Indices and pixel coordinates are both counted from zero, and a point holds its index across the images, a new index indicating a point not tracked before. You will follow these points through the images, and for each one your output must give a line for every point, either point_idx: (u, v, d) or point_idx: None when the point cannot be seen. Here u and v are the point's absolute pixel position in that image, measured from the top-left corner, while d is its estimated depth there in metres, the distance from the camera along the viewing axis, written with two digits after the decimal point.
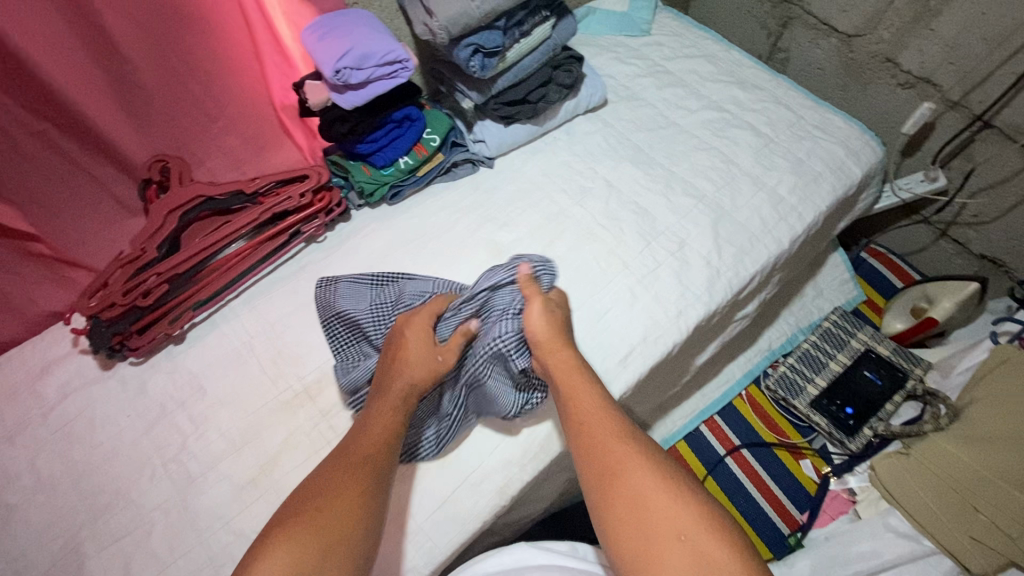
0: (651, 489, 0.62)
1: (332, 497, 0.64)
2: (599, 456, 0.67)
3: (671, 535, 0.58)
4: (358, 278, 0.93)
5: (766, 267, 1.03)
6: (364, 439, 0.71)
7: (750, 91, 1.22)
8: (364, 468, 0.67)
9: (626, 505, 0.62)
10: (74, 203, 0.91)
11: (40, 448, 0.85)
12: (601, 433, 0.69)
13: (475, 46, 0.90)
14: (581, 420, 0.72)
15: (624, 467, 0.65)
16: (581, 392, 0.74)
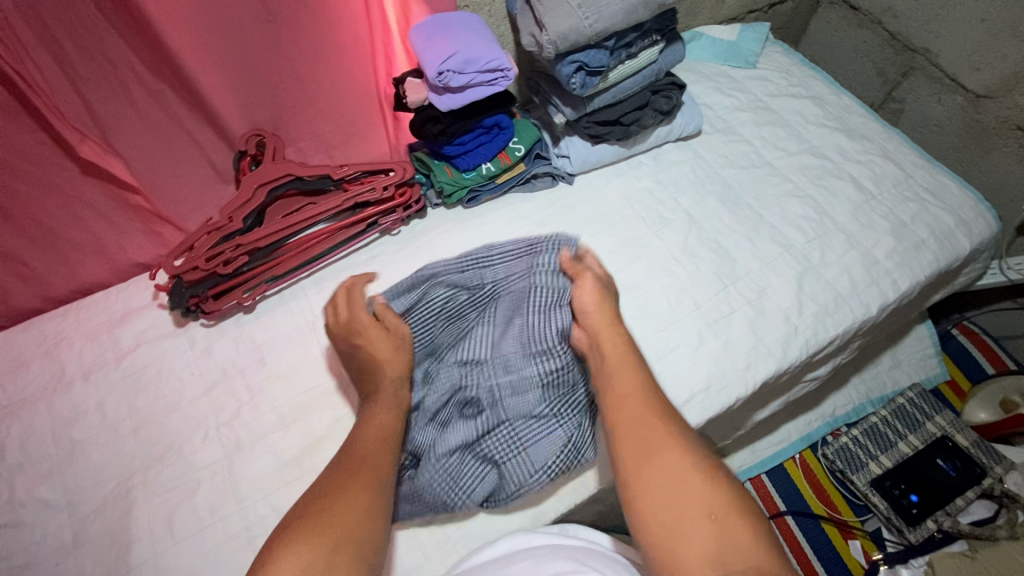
0: (683, 467, 0.60)
1: (340, 492, 0.62)
2: (632, 428, 0.65)
3: (699, 513, 0.56)
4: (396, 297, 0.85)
5: (848, 332, 0.96)
6: (361, 442, 0.70)
7: (856, 141, 1.15)
8: (366, 467, 0.66)
9: (659, 480, 0.60)
10: (175, 164, 0.96)
11: (109, 391, 0.90)
12: (637, 406, 0.67)
13: (580, 64, 0.88)
14: (616, 389, 0.70)
15: (661, 444, 0.62)
16: (624, 369, 0.71)
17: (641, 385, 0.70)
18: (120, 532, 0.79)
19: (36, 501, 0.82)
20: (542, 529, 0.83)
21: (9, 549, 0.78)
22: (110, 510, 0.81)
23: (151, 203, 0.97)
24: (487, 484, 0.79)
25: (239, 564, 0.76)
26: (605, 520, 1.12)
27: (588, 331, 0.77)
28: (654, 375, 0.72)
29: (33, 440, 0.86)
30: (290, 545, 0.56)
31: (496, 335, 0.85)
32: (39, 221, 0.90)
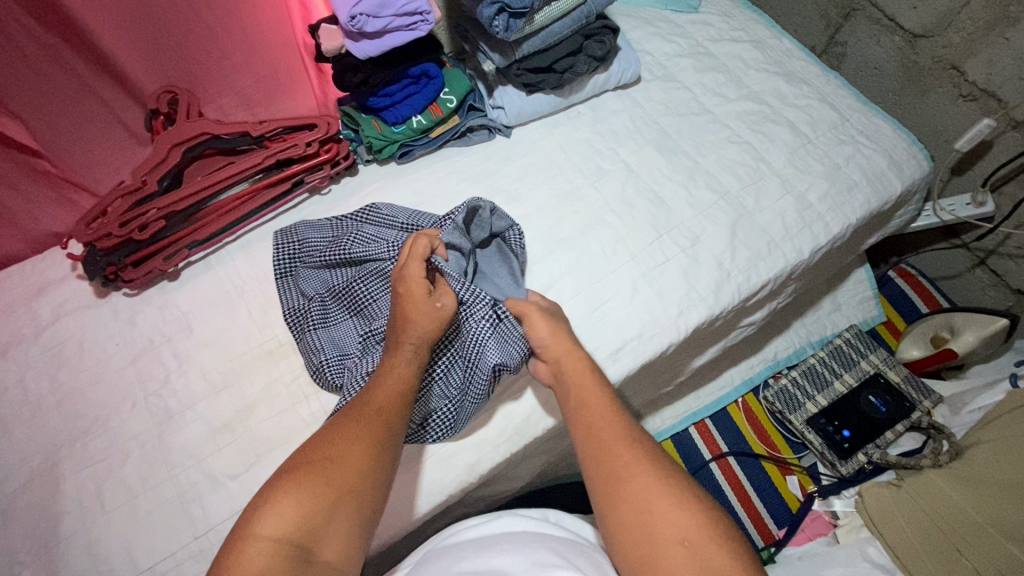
0: (653, 493, 0.61)
1: (346, 442, 0.63)
2: (606, 456, 0.66)
3: (673, 540, 0.58)
4: (314, 236, 0.90)
5: (781, 275, 0.98)
6: (376, 391, 0.69)
7: (796, 85, 1.14)
8: (380, 421, 0.66)
9: (631, 510, 0.61)
10: (82, 126, 0.91)
11: (30, 365, 0.87)
12: (612, 435, 0.67)
13: (501, 4, 0.84)
14: (584, 416, 0.71)
15: (629, 470, 0.64)
16: (588, 391, 0.72)
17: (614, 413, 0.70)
18: (48, 506, 0.78)
19: None
20: (479, 480, 0.83)
21: None
22: (37, 485, 0.79)
23: (58, 168, 0.92)
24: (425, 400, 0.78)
25: (172, 530, 0.76)
26: (552, 470, 1.15)
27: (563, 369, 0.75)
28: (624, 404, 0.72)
29: None
30: (282, 496, 0.58)
31: None
32: None
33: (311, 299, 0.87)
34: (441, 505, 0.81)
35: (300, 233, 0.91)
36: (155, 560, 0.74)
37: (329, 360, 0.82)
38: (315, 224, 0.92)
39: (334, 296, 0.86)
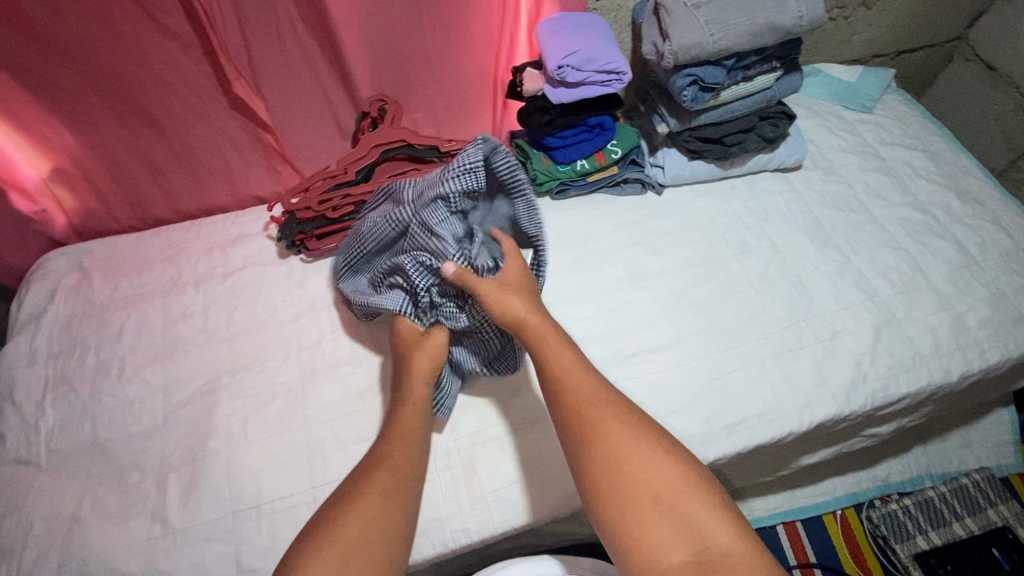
0: (629, 451, 0.65)
1: (363, 498, 0.65)
2: (578, 414, 0.69)
3: (647, 497, 0.62)
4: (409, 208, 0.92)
5: (921, 392, 0.93)
6: (392, 442, 0.73)
7: (969, 204, 1.10)
8: (391, 481, 0.68)
9: (605, 468, 0.64)
10: (306, 114, 1.07)
11: (214, 299, 1.01)
12: (579, 396, 0.70)
13: (695, 78, 0.88)
14: (559, 379, 0.72)
15: (603, 429, 0.67)
16: (556, 351, 0.74)
17: (579, 369, 0.74)
18: (201, 422, 0.89)
19: (140, 380, 0.94)
20: (571, 511, 0.84)
21: (113, 417, 0.91)
22: (197, 402, 0.91)
23: (278, 144, 1.09)
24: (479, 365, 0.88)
25: (296, 474, 0.84)
26: None
27: (520, 322, 0.77)
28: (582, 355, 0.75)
29: (145, 329, 0.99)
30: (314, 546, 0.60)
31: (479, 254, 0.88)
32: (180, 139, 1.04)
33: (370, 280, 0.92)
34: (530, 526, 0.83)
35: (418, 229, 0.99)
36: (277, 497, 0.82)
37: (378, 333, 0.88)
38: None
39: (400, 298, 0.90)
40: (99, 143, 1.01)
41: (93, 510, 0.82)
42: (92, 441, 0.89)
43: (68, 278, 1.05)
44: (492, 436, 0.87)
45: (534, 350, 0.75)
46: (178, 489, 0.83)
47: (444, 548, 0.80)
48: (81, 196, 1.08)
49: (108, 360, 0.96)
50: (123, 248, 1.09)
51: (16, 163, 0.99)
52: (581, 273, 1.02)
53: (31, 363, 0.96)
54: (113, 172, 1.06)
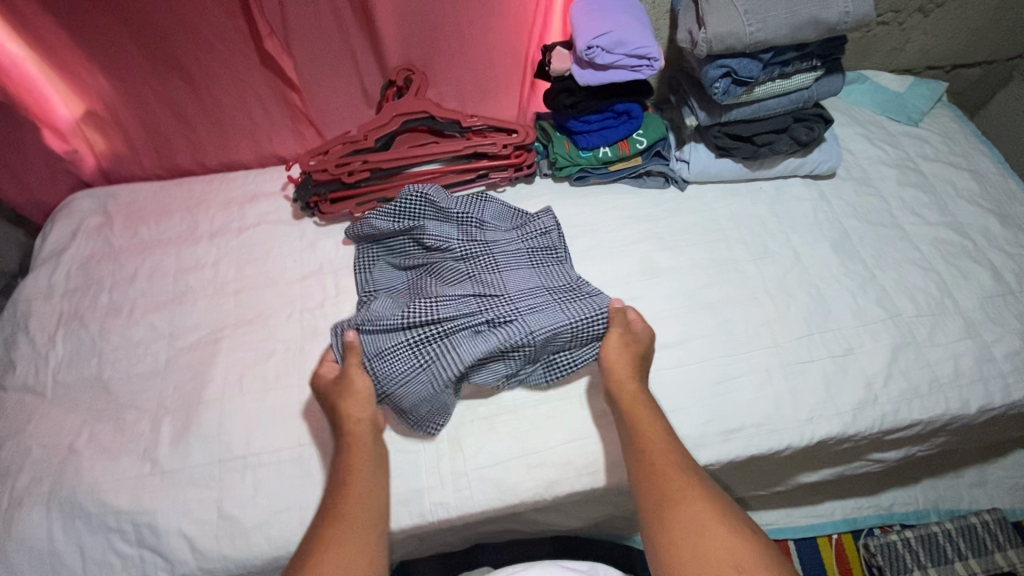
0: (705, 517, 0.66)
1: (329, 553, 0.65)
2: (661, 479, 0.70)
3: (728, 565, 0.62)
4: (429, 217, 0.96)
5: (935, 421, 0.88)
6: (344, 502, 0.71)
7: (1011, 230, 1.03)
8: (352, 529, 0.68)
9: (683, 531, 0.65)
10: (333, 77, 1.07)
11: (226, 253, 1.03)
12: (664, 465, 0.72)
13: (728, 69, 0.84)
14: (643, 446, 0.74)
15: (682, 497, 0.68)
16: (646, 420, 0.76)
17: (666, 439, 0.75)
18: (201, 371, 0.91)
19: (146, 323, 0.96)
20: (554, 500, 0.83)
21: (118, 356, 0.93)
22: (198, 350, 0.93)
23: (303, 104, 1.10)
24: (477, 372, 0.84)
25: (285, 431, 0.84)
26: (610, 525, 1.12)
27: (626, 395, 0.79)
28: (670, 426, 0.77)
29: (157, 275, 1.01)
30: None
31: (503, 268, 0.92)
32: (209, 92, 1.05)
33: (388, 285, 0.95)
34: (510, 509, 0.82)
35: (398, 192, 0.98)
36: (264, 451, 0.83)
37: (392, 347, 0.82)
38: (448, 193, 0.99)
39: (406, 290, 0.94)
40: (132, 89, 1.03)
41: (88, 443, 0.84)
42: (96, 377, 0.91)
43: (90, 219, 1.07)
44: (482, 416, 0.86)
45: (628, 410, 0.78)
46: (171, 433, 0.84)
47: (421, 520, 0.79)
48: (111, 140, 1.10)
49: (119, 302, 0.98)
50: (145, 194, 1.11)
51: (52, 101, 1.02)
52: (592, 262, 1.00)
53: (47, 296, 0.99)
54: (143, 119, 1.08)
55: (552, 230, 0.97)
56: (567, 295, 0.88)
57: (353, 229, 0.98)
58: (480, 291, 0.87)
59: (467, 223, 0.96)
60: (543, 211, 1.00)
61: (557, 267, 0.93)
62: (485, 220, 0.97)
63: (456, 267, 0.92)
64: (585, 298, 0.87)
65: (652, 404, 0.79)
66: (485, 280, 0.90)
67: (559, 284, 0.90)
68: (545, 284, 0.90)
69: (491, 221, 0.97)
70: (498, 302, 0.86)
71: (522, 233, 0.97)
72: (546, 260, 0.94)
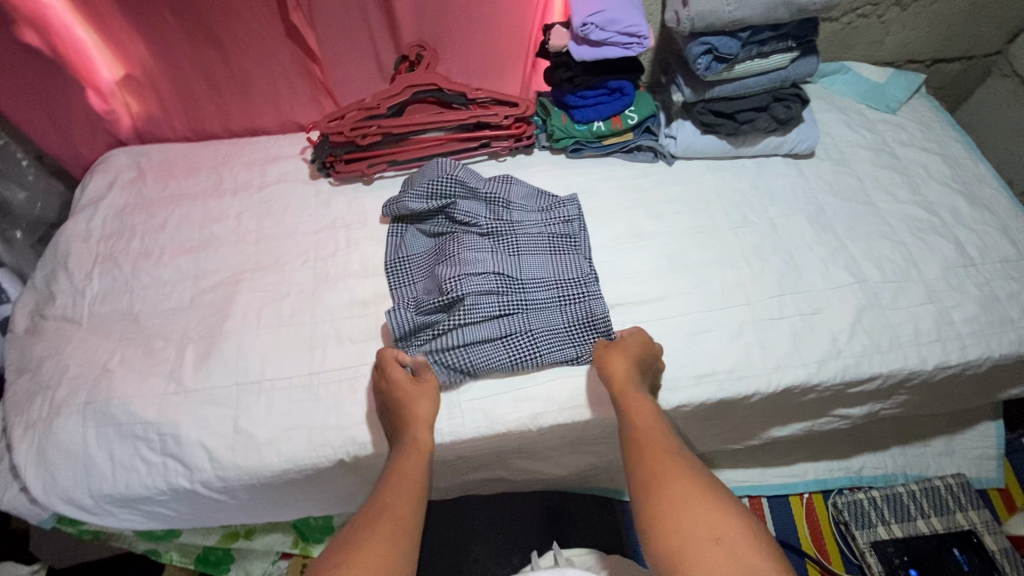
0: (687, 495, 0.71)
1: (378, 532, 0.69)
2: (649, 464, 0.76)
3: (709, 538, 0.67)
4: (459, 197, 1.04)
5: (894, 376, 0.95)
6: (380, 521, 0.71)
7: (977, 210, 1.10)
8: (399, 516, 0.72)
9: (666, 509, 0.71)
10: (351, 50, 1.17)
11: (247, 207, 1.12)
12: (651, 442, 0.79)
13: (709, 47, 0.92)
14: (640, 430, 0.81)
15: (666, 478, 0.74)
16: (640, 408, 0.83)
17: (656, 427, 0.81)
18: (222, 307, 1.00)
19: (174, 265, 1.05)
20: (538, 433, 0.91)
21: (148, 292, 1.03)
22: (221, 289, 1.02)
23: (322, 75, 1.19)
24: (489, 369, 0.91)
25: (297, 361, 0.93)
26: (595, 478, 1.20)
27: (619, 381, 0.85)
28: (665, 418, 0.83)
29: (185, 224, 1.10)
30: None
31: (523, 252, 1.01)
32: (238, 61, 1.16)
33: (413, 252, 1.03)
34: (498, 438, 0.90)
35: (418, 175, 1.07)
36: (277, 377, 0.91)
37: (408, 308, 0.93)
38: (475, 172, 1.08)
39: (429, 254, 1.02)
40: (168, 56, 1.13)
41: (120, 364, 0.93)
42: (127, 310, 1.01)
43: (126, 173, 1.17)
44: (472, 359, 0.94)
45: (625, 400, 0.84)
46: (194, 358, 0.93)
47: None
48: (146, 103, 1.21)
49: (150, 246, 1.08)
50: (176, 154, 1.21)
51: (97, 63, 1.13)
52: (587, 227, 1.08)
53: (85, 238, 1.09)
54: (177, 85, 1.18)
55: (573, 217, 1.06)
56: (573, 288, 0.98)
57: (388, 209, 1.05)
58: (503, 271, 0.97)
59: (495, 204, 1.06)
60: (567, 197, 1.09)
61: (573, 256, 1.02)
62: (508, 205, 1.06)
63: (478, 246, 0.99)
64: (587, 297, 0.98)
65: (644, 392, 0.85)
66: (507, 259, 0.99)
67: (571, 276, 1.00)
68: (558, 274, 1.00)
69: (518, 202, 1.07)
70: (517, 288, 0.97)
71: (542, 219, 1.06)
72: (562, 247, 1.03)
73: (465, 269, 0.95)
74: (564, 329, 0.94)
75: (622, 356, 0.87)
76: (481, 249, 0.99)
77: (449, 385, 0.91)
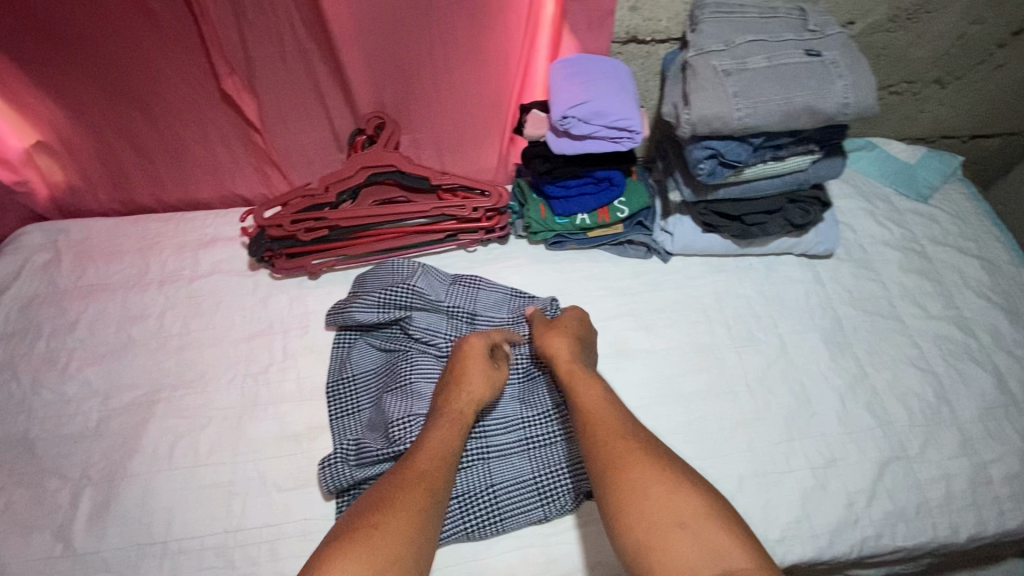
0: (649, 477, 0.64)
1: (394, 511, 0.63)
2: (601, 449, 0.68)
3: (671, 523, 0.60)
4: (417, 306, 0.89)
5: (921, 548, 0.80)
6: (420, 458, 0.70)
7: (1021, 330, 0.95)
8: (417, 490, 0.66)
9: (625, 495, 0.63)
10: (299, 120, 1.01)
11: (173, 303, 0.97)
12: (604, 424, 0.71)
13: (714, 151, 0.76)
14: (584, 411, 0.73)
15: (625, 461, 0.66)
16: (587, 388, 0.76)
17: (607, 406, 0.74)
18: (130, 437, 0.85)
19: (82, 378, 0.90)
20: None
21: (47, 414, 0.88)
22: (130, 414, 0.87)
23: (266, 146, 1.03)
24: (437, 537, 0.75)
25: (212, 514, 0.79)
26: None
27: (566, 370, 0.79)
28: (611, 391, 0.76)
29: (100, 323, 0.95)
30: (343, 554, 0.58)
31: None
32: (169, 129, 1.00)
33: (359, 371, 0.88)
34: None
35: (373, 277, 0.93)
36: (186, 536, 0.77)
37: (346, 458, 0.78)
38: (437, 278, 0.94)
39: (378, 377, 0.87)
40: (86, 120, 0.97)
41: (3, 514, 0.79)
42: (22, 436, 0.86)
43: (38, 255, 1.02)
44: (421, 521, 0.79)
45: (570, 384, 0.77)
46: (90, 508, 0.79)
47: None
48: (66, 172, 1.04)
49: (56, 351, 0.93)
50: (99, 231, 1.05)
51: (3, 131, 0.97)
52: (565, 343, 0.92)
53: None
54: (100, 152, 1.02)
55: None
56: (540, 431, 0.84)
57: (334, 316, 0.91)
58: None
59: (458, 317, 0.91)
60: (548, 301, 0.93)
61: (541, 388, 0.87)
62: (476, 317, 0.91)
63: (432, 376, 0.85)
64: (557, 441, 0.83)
65: (593, 376, 0.78)
66: None
67: (536, 412, 0.85)
68: (522, 412, 0.85)
69: (485, 313, 0.91)
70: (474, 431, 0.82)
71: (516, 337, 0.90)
72: (529, 378, 0.88)
73: (416, 404, 0.81)
74: (528, 479, 0.79)
75: (558, 339, 0.82)
76: (436, 378, 0.86)
77: None
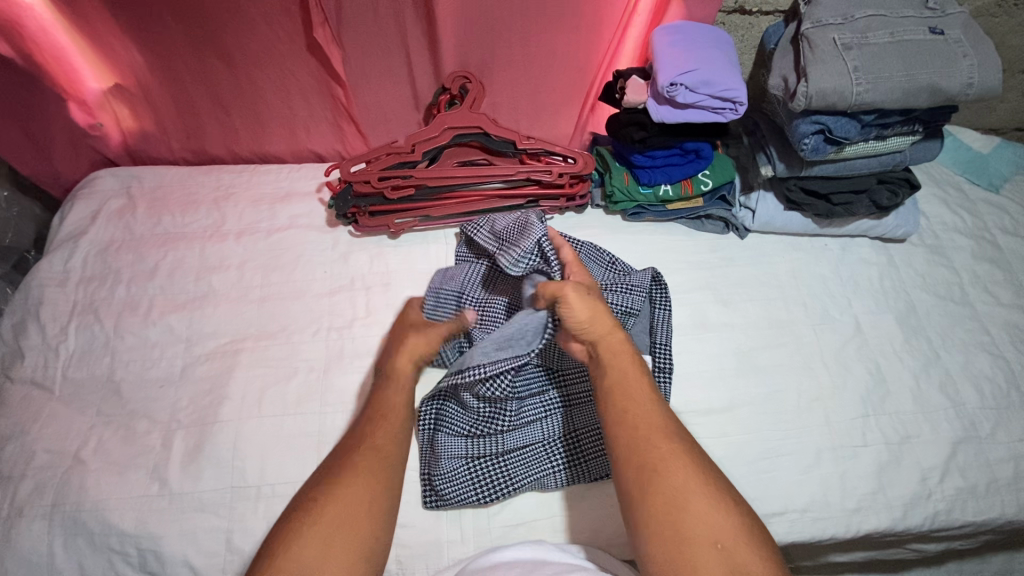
0: (689, 481, 0.60)
1: (348, 477, 0.66)
2: (641, 446, 0.63)
3: (706, 540, 0.56)
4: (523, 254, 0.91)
5: (985, 524, 0.83)
6: (376, 437, 0.71)
7: None
8: (374, 459, 0.68)
9: (661, 502, 0.59)
10: (383, 77, 0.99)
11: (252, 255, 0.97)
12: (641, 415, 0.65)
13: (822, 126, 0.76)
14: (619, 395, 0.67)
15: (665, 463, 0.61)
16: (627, 370, 0.68)
17: (649, 397, 0.67)
18: (217, 384, 0.85)
19: (164, 324, 0.90)
20: None
21: (132, 357, 0.88)
22: (215, 362, 0.87)
23: (347, 100, 1.02)
24: (529, 481, 0.77)
25: (303, 461, 0.80)
26: None
27: (603, 346, 0.70)
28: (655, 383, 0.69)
29: (179, 272, 0.95)
30: (309, 523, 0.61)
31: None
32: (249, 78, 0.98)
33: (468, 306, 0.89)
34: None
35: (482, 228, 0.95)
36: (279, 481, 0.78)
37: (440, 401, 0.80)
38: None
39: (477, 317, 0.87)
40: (165, 67, 0.95)
41: (95, 454, 0.79)
42: (108, 378, 0.86)
43: (113, 202, 1.01)
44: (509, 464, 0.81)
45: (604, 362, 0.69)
46: (183, 451, 0.80)
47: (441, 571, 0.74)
48: (139, 118, 1.03)
49: (137, 297, 0.93)
50: (170, 181, 1.04)
51: (81, 73, 0.95)
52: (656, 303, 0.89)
53: (61, 283, 0.93)
54: (175, 99, 1.00)
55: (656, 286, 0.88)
56: None
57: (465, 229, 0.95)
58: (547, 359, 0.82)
59: None
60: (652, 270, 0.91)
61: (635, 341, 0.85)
62: None
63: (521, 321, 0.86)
64: None
65: (631, 356, 0.70)
66: None
67: None
68: None
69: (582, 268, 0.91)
70: (570, 380, 0.82)
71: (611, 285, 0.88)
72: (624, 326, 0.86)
73: None
74: None
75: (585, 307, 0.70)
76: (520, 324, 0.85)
77: (482, 499, 0.76)
